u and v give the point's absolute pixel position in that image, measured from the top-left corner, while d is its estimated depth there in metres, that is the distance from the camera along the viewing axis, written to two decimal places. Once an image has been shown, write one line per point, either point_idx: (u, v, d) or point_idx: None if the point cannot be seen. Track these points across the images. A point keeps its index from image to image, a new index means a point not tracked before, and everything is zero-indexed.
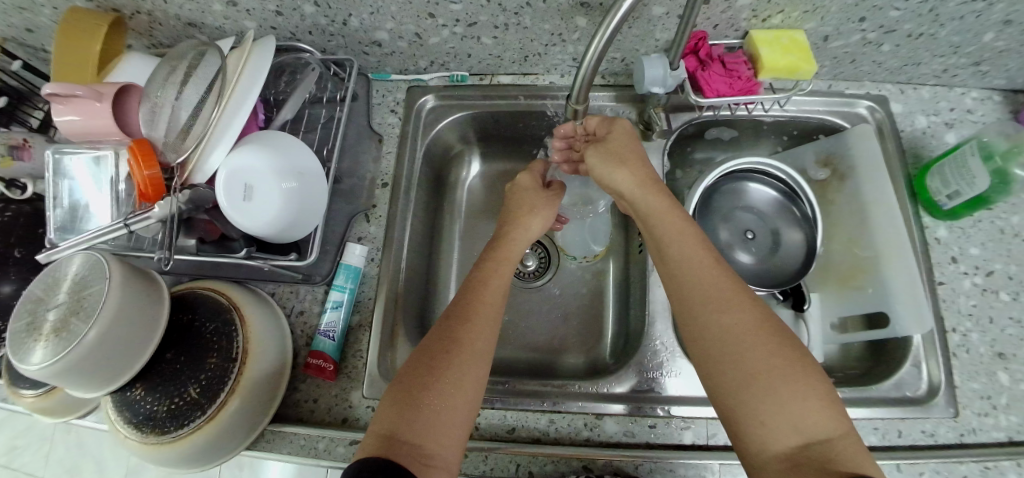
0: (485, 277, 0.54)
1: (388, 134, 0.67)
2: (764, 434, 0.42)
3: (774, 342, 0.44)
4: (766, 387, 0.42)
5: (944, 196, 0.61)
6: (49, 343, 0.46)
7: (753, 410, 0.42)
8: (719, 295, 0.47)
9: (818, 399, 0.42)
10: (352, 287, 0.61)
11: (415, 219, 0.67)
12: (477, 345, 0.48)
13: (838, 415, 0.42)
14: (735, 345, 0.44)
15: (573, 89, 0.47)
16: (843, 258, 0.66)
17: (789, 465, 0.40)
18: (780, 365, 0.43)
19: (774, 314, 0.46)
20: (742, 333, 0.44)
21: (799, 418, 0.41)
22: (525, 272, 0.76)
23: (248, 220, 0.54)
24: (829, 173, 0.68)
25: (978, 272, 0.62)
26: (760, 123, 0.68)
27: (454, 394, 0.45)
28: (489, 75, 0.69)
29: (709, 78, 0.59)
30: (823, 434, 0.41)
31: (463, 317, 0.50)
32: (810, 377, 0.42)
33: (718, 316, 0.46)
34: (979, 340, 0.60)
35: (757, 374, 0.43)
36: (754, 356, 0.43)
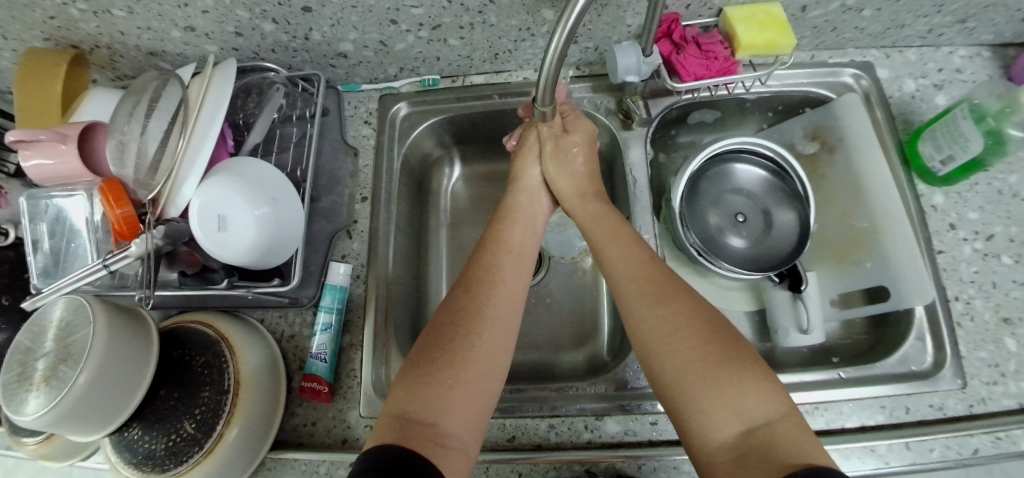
0: (488, 252, 0.56)
1: (363, 146, 0.65)
2: (707, 425, 0.42)
3: (708, 334, 0.45)
4: (701, 378, 0.43)
5: (937, 161, 0.59)
6: (41, 392, 0.45)
7: (692, 402, 0.43)
8: (654, 294, 0.49)
9: (756, 385, 0.42)
10: (339, 307, 0.60)
11: (398, 231, 0.65)
12: (496, 321, 0.50)
13: (778, 397, 0.42)
14: (669, 340, 0.46)
15: (540, 88, 0.45)
16: (838, 233, 0.64)
17: (735, 454, 0.40)
18: (711, 353, 0.44)
19: (705, 306, 0.47)
20: (672, 327, 0.46)
21: (738, 405, 0.41)
22: None
23: (225, 251, 0.54)
24: (818, 146, 0.67)
25: (978, 237, 0.60)
26: (743, 101, 0.66)
27: (469, 371, 0.46)
28: (461, 77, 0.67)
29: (685, 61, 0.56)
30: (762, 420, 0.41)
31: (473, 291, 0.52)
32: (744, 362, 0.43)
33: (652, 316, 0.48)
34: (984, 307, 0.58)
35: (693, 367, 0.44)
36: (687, 350, 0.45)
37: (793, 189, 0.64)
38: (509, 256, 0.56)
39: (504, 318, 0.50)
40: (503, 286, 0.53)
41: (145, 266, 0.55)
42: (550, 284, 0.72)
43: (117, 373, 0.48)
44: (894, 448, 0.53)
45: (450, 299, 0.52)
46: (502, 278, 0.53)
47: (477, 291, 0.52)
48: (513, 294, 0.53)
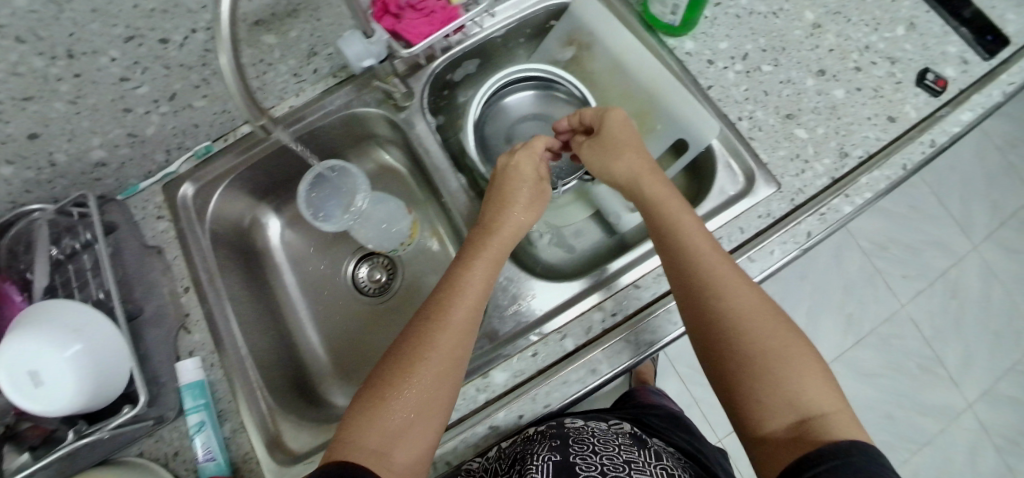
0: (455, 280, 0.53)
1: (166, 241, 0.64)
2: (763, 411, 0.46)
3: (772, 321, 0.49)
4: (761, 367, 0.47)
5: (670, 14, 0.62)
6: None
7: (753, 389, 0.46)
8: (731, 277, 0.50)
9: (815, 378, 0.46)
10: (206, 401, 0.58)
11: (237, 302, 0.64)
12: (446, 359, 0.48)
13: (833, 394, 0.46)
14: (745, 321, 0.49)
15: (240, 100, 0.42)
16: (628, 113, 0.68)
17: (792, 439, 0.44)
18: (778, 345, 0.47)
19: (771, 297, 0.51)
20: (748, 314, 0.49)
21: (799, 390, 0.45)
22: (374, 286, 0.72)
23: (54, 405, 0.51)
24: (576, 48, 0.69)
25: (735, 61, 0.65)
26: (495, 40, 0.69)
27: (416, 404, 0.46)
28: (231, 133, 0.67)
29: (406, 27, 0.57)
30: (819, 408, 0.45)
31: (430, 328, 0.49)
32: (806, 356, 0.47)
33: (733, 300, 0.50)
34: (766, 114, 0.63)
35: (767, 354, 0.47)
36: (762, 333, 0.48)
37: (567, 90, 0.67)
38: (475, 286, 0.52)
39: (455, 355, 0.49)
40: (459, 324, 0.50)
41: None
42: (416, 281, 0.72)
43: None
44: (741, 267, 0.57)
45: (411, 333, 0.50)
46: (461, 312, 0.50)
47: (438, 328, 0.49)
48: (466, 328, 0.50)
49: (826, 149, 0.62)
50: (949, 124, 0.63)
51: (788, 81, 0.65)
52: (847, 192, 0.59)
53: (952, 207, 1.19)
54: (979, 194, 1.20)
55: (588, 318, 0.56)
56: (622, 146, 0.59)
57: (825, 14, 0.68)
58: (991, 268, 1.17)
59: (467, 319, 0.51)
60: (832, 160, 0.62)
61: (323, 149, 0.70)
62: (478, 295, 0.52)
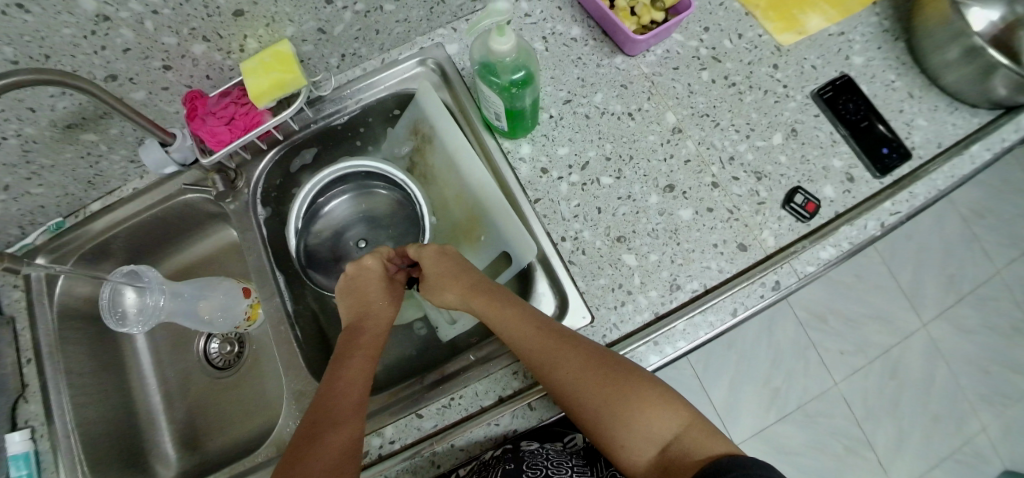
0: (327, 382, 0.50)
1: (14, 311, 0.68)
2: (630, 451, 0.47)
3: (605, 374, 0.48)
4: (613, 420, 0.48)
5: (494, 118, 0.58)
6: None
7: (618, 439, 0.48)
8: (552, 351, 0.49)
9: (660, 409, 0.47)
10: (29, 472, 0.61)
11: (78, 374, 0.67)
12: (341, 458, 0.44)
13: (679, 413, 0.47)
14: (584, 389, 0.48)
15: None
16: (462, 214, 0.64)
17: (659, 470, 0.46)
18: (623, 393, 0.48)
19: (597, 346, 0.50)
20: (583, 380, 0.48)
21: (646, 428, 0.47)
22: (221, 358, 0.76)
23: None
24: (420, 138, 0.66)
25: (573, 170, 0.60)
26: (337, 127, 0.67)
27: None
28: (83, 209, 0.69)
29: (206, 136, 0.57)
30: (672, 432, 0.47)
31: (316, 430, 0.46)
32: (647, 390, 0.48)
33: (562, 374, 0.49)
34: (593, 235, 0.58)
35: (603, 411, 0.48)
36: (592, 396, 0.48)
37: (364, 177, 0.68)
38: (347, 375, 0.50)
39: (352, 453, 0.45)
40: (341, 409, 0.47)
41: None
42: (260, 358, 0.75)
43: None
44: (518, 414, 0.53)
45: (296, 438, 0.46)
46: (338, 397, 0.48)
47: (321, 423, 0.46)
48: (354, 417, 0.47)
49: (653, 280, 0.56)
50: (803, 261, 0.56)
51: (627, 197, 0.59)
52: (659, 338, 0.54)
53: (902, 279, 1.13)
54: (933, 267, 1.13)
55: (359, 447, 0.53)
56: (451, 270, 0.57)
57: (689, 116, 0.62)
58: (937, 349, 1.10)
59: (358, 384, 0.50)
60: (660, 292, 0.56)
61: (172, 226, 0.72)
62: (360, 383, 0.50)
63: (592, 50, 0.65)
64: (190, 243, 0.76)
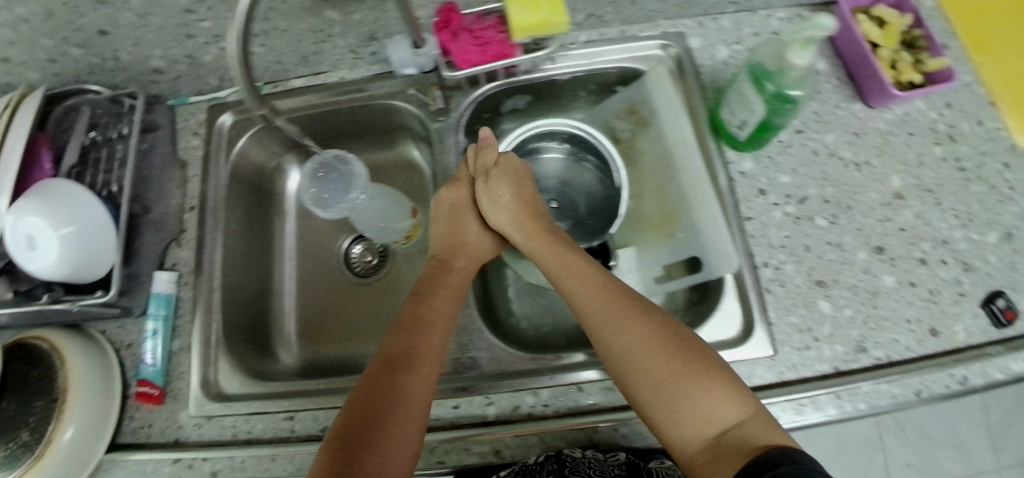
0: (410, 319, 0.53)
1: (190, 158, 0.68)
2: (684, 429, 0.46)
3: (676, 349, 0.49)
4: (664, 394, 0.47)
5: (735, 126, 0.58)
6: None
7: (672, 415, 0.47)
8: (608, 309, 0.53)
9: (722, 389, 0.46)
10: (166, 313, 0.63)
11: (228, 236, 0.67)
12: (410, 398, 0.47)
13: (744, 400, 0.46)
14: (632, 355, 0.50)
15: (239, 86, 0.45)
16: (656, 208, 0.64)
17: (712, 453, 0.45)
18: (680, 367, 0.48)
19: (664, 318, 0.52)
20: (646, 345, 0.50)
21: (707, 409, 0.46)
22: (360, 267, 0.75)
23: (37, 268, 0.56)
24: (637, 120, 0.66)
25: (789, 201, 0.59)
26: (556, 82, 0.66)
27: (393, 446, 0.44)
28: (282, 82, 0.69)
29: (457, 51, 0.56)
30: (733, 419, 0.45)
31: (395, 370, 0.49)
32: (707, 366, 0.48)
33: (615, 336, 0.51)
34: (795, 272, 0.57)
35: (659, 385, 0.48)
36: (656, 367, 0.48)
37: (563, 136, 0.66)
38: (434, 318, 0.54)
39: (427, 395, 0.49)
40: (427, 355, 0.51)
41: None
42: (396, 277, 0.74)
43: None
44: None
45: (373, 367, 0.50)
46: (428, 336, 0.52)
47: (407, 362, 0.49)
48: (433, 362, 0.51)
49: (844, 335, 0.56)
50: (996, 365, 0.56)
51: (836, 245, 0.58)
52: (843, 392, 0.53)
53: None
54: None
55: (517, 397, 0.55)
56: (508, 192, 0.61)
57: (913, 185, 0.61)
58: None
59: (416, 307, 0.54)
60: (846, 348, 0.55)
61: (358, 125, 0.71)
62: (443, 326, 0.54)
63: (832, 88, 0.64)
64: (364, 146, 0.76)
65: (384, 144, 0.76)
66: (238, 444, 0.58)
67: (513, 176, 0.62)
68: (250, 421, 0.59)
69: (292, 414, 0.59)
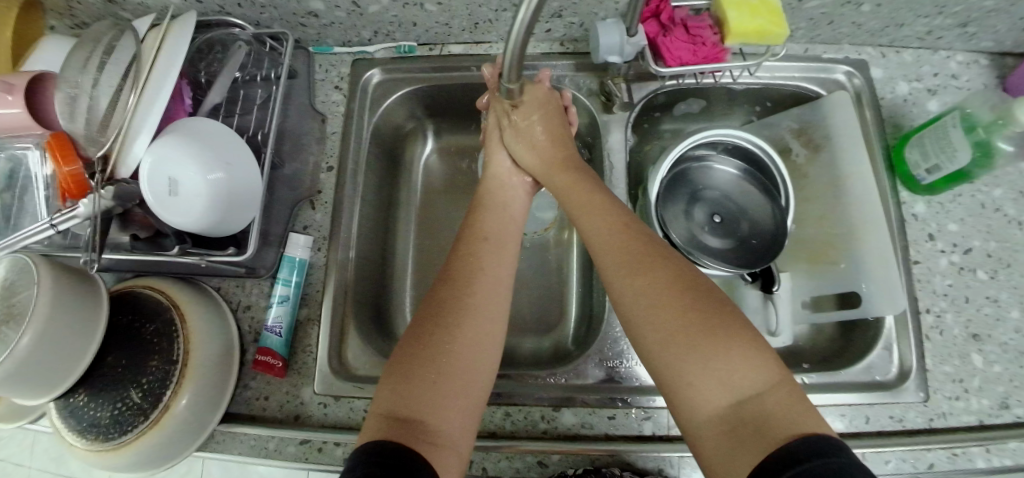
0: (467, 269, 0.49)
1: (331, 113, 0.64)
2: (699, 396, 0.38)
3: (695, 305, 0.41)
4: (691, 351, 0.39)
5: (922, 169, 0.57)
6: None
7: (685, 378, 0.39)
8: (628, 256, 0.45)
9: (748, 356, 0.39)
10: (298, 280, 0.59)
11: (364, 203, 0.64)
12: (474, 345, 0.44)
13: (770, 368, 0.38)
14: (654, 307, 0.42)
15: (502, 71, 0.40)
16: (814, 235, 0.63)
17: (725, 428, 0.37)
18: (685, 327, 0.40)
19: (690, 271, 0.44)
20: (649, 302, 0.42)
21: (728, 375, 0.38)
22: None
23: (178, 216, 0.52)
24: (804, 144, 0.65)
25: (955, 249, 0.59)
26: (731, 91, 0.64)
27: (459, 388, 0.42)
28: (439, 45, 0.66)
29: (669, 45, 0.53)
30: (755, 390, 0.37)
31: (447, 318, 0.45)
32: (728, 327, 0.40)
33: (636, 282, 0.44)
34: (954, 321, 0.58)
35: (678, 341, 0.40)
36: (670, 325, 0.41)
37: (723, 145, 0.63)
38: (490, 272, 0.50)
39: (484, 350, 0.45)
40: (483, 306, 0.47)
41: (93, 228, 0.53)
42: (522, 268, 0.71)
43: (65, 342, 0.51)
44: None
45: (422, 312, 0.47)
46: (477, 292, 0.47)
47: (455, 312, 0.46)
48: (495, 317, 0.47)
49: (993, 389, 0.56)
50: None
51: (995, 300, 0.58)
52: (992, 447, 0.54)
53: None
54: None
55: None
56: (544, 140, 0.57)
57: None
58: None
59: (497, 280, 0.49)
60: (989, 402, 0.56)
61: None
62: (501, 282, 0.50)
63: None
64: None
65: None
66: None
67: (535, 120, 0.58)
68: None
69: None
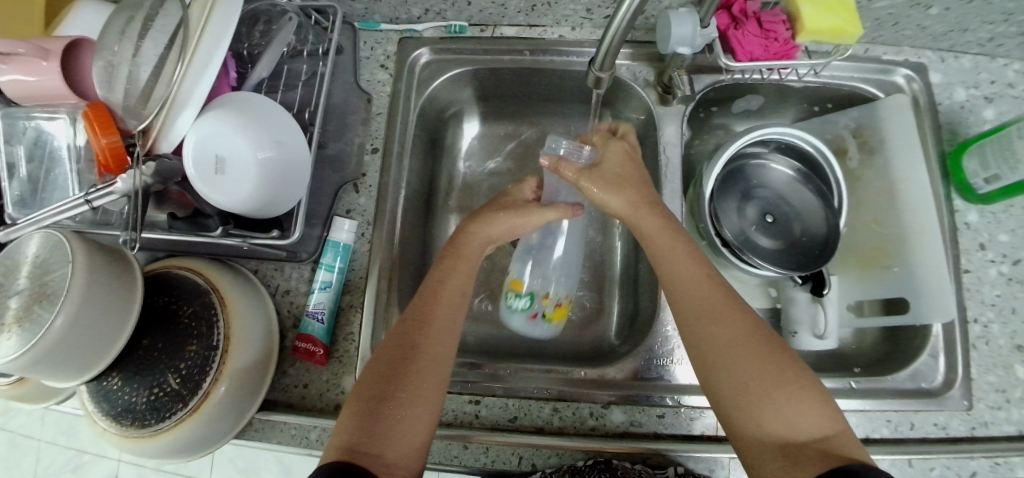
0: (425, 308, 0.48)
1: (377, 93, 0.62)
2: (764, 431, 0.41)
3: (766, 360, 0.43)
4: (761, 393, 0.41)
5: (981, 179, 0.57)
6: (16, 333, 0.45)
7: (754, 418, 0.41)
8: (708, 302, 0.46)
9: (809, 399, 0.41)
10: (341, 265, 0.58)
11: (408, 189, 0.62)
12: (421, 392, 0.43)
13: (829, 410, 0.41)
14: (729, 353, 0.43)
15: (600, 53, 0.40)
16: (866, 239, 0.63)
17: (785, 461, 0.39)
18: (756, 371, 0.42)
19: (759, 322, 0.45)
20: (729, 344, 0.44)
21: (796, 419, 0.40)
22: None
23: (221, 195, 0.49)
24: (858, 146, 0.64)
25: (1005, 260, 0.59)
26: (789, 89, 0.63)
27: (409, 426, 0.42)
28: (490, 27, 0.63)
29: (742, 40, 0.52)
30: (818, 431, 0.40)
31: (403, 360, 0.45)
32: (796, 376, 0.42)
33: (713, 328, 0.45)
34: (1000, 332, 0.58)
35: (750, 384, 0.42)
36: (743, 368, 0.43)
37: (774, 144, 0.62)
38: (440, 320, 0.48)
39: (435, 388, 0.45)
40: (433, 353, 0.46)
41: (130, 204, 0.50)
42: None
43: (98, 324, 0.48)
44: (896, 464, 0.54)
45: (386, 347, 0.46)
46: (437, 324, 0.47)
47: (412, 352, 0.45)
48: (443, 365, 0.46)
49: None
50: None
51: None
52: None
53: None
54: None
55: None
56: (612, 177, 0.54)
57: None
58: None
59: (450, 312, 0.49)
60: None
61: (558, 91, 0.67)
62: (451, 327, 0.48)
63: None
64: (550, 111, 0.71)
65: (576, 116, 0.71)
66: None
67: (618, 178, 0.54)
68: None
69: (477, 398, 0.55)
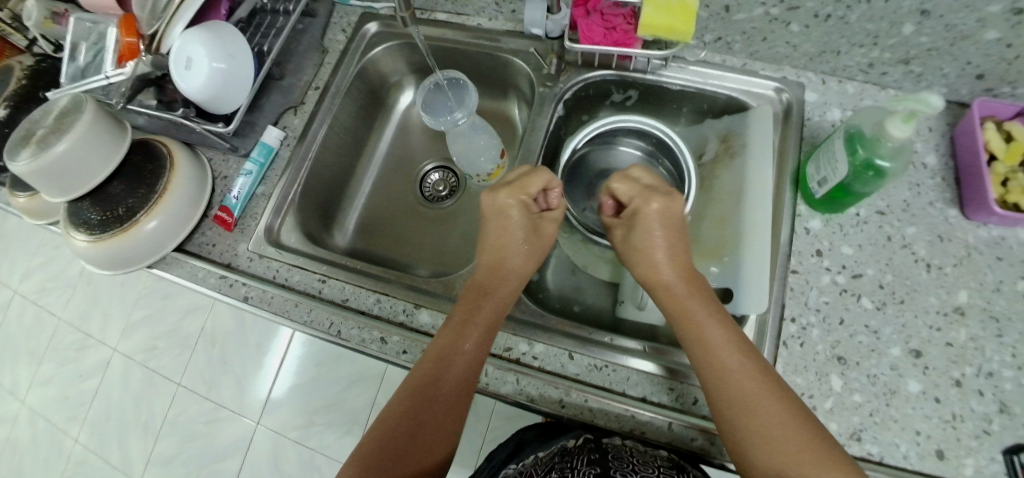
0: (456, 334, 0.54)
1: (332, 48, 0.80)
2: None
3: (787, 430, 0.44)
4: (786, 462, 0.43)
5: (816, 182, 0.58)
6: (32, 148, 0.64)
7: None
8: (730, 372, 0.48)
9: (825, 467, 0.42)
10: (264, 161, 0.74)
11: (336, 122, 0.78)
12: (451, 409, 0.52)
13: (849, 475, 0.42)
14: (753, 423, 0.45)
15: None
16: (712, 233, 0.66)
17: None
18: (784, 439, 0.44)
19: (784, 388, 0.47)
20: (752, 412, 0.46)
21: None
22: (435, 196, 0.84)
23: (182, 85, 0.66)
24: (724, 149, 0.68)
25: (842, 271, 0.59)
26: (667, 90, 0.70)
27: (428, 439, 0.51)
28: (429, 12, 0.78)
29: (585, 26, 0.61)
30: None
31: (433, 377, 0.52)
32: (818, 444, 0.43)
33: (733, 393, 0.47)
34: (820, 338, 0.57)
35: (774, 454, 0.44)
36: (770, 436, 0.44)
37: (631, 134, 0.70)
38: (467, 336, 0.54)
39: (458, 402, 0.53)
40: (452, 371, 0.52)
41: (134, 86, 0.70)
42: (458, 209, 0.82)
43: (75, 164, 0.66)
44: (656, 425, 0.54)
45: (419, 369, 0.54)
46: (464, 342, 0.54)
47: (435, 375, 0.52)
48: (465, 378, 0.53)
49: (843, 415, 0.53)
50: None
51: (874, 331, 0.57)
52: None
53: None
54: None
55: (512, 341, 0.60)
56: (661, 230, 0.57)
57: (980, 307, 0.56)
58: None
59: (478, 330, 0.55)
60: (839, 428, 0.53)
61: (478, 70, 0.80)
62: (481, 342, 0.54)
63: (932, 184, 0.61)
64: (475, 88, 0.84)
65: (495, 98, 0.84)
66: (274, 285, 0.67)
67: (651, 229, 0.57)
68: (290, 271, 0.68)
69: (326, 279, 0.67)
